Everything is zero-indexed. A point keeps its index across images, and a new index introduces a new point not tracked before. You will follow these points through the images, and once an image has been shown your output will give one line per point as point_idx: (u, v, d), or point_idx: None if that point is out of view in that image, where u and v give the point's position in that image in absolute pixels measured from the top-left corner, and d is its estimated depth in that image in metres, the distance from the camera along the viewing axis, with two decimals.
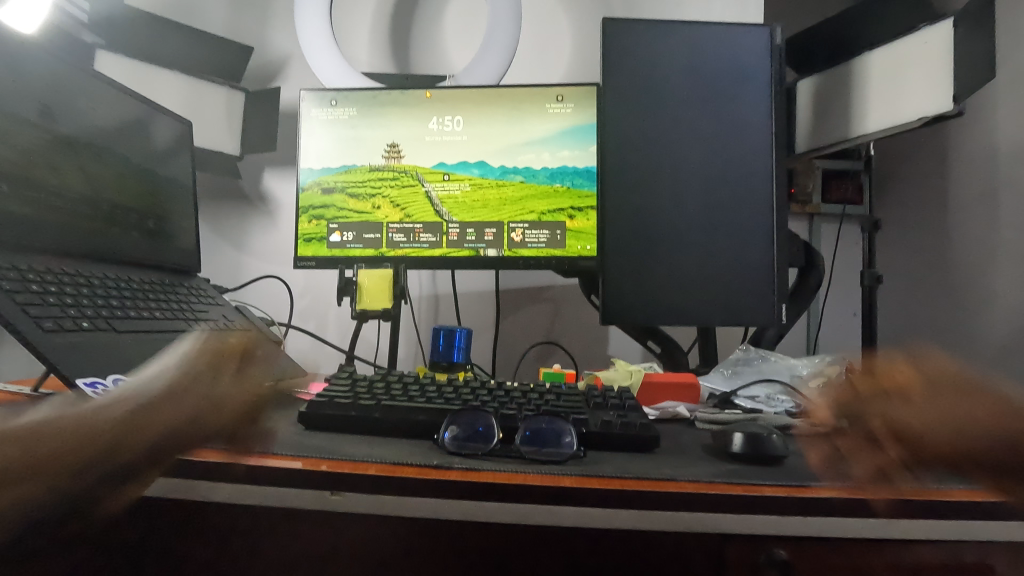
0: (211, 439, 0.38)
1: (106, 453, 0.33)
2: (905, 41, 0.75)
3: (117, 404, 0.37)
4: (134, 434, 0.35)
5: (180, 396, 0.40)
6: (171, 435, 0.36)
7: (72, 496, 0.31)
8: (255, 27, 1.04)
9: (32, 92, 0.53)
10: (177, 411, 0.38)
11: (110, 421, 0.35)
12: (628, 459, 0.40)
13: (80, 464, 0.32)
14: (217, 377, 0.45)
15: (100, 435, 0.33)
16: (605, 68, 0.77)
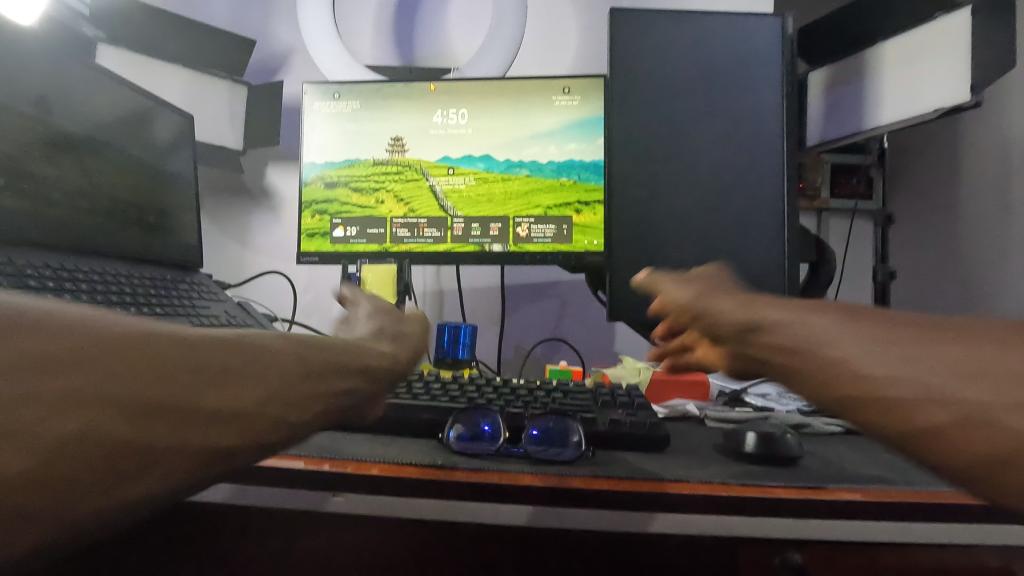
0: (354, 413, 0.33)
1: (287, 421, 0.27)
2: (921, 30, 0.73)
3: (304, 347, 0.30)
4: (308, 389, 0.29)
5: (351, 359, 0.33)
6: (332, 403, 0.30)
7: (237, 457, 0.25)
8: (257, 21, 1.03)
9: (28, 83, 0.52)
10: (345, 385, 0.32)
11: (293, 364, 0.28)
12: (638, 459, 0.39)
13: (263, 428, 0.26)
14: (385, 356, 0.38)
15: (283, 383, 0.27)
16: (613, 59, 0.76)
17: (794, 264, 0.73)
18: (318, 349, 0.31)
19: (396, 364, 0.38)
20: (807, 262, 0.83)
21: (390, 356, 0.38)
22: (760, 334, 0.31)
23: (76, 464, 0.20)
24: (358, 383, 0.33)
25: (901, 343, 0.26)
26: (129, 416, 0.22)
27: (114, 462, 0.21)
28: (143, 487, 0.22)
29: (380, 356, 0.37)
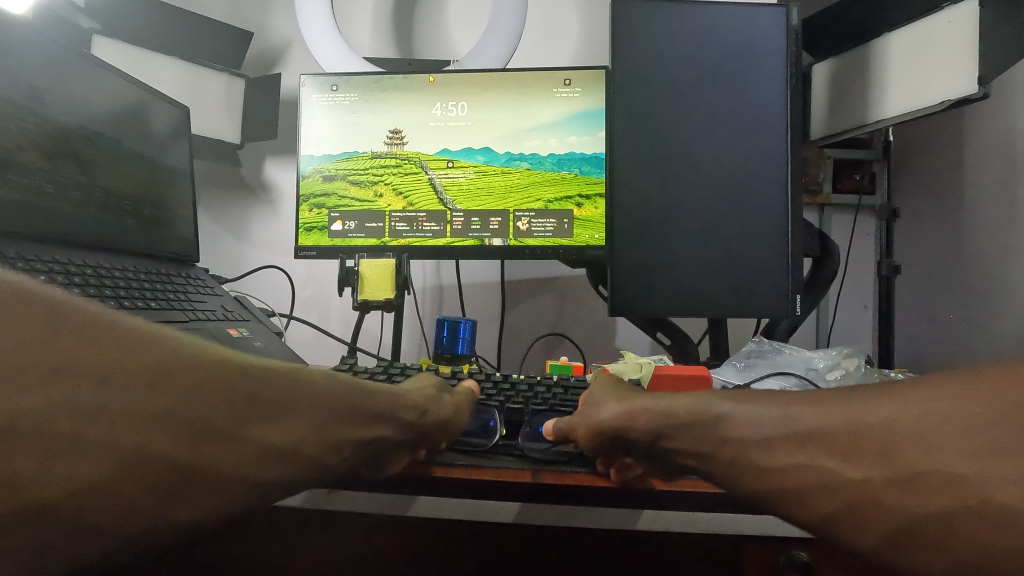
0: (392, 457, 0.36)
1: (317, 460, 0.32)
2: (927, 21, 0.72)
3: (350, 390, 0.35)
4: (345, 431, 0.33)
5: (397, 404, 0.37)
6: (367, 448, 0.34)
7: (271, 491, 0.30)
8: (255, 12, 1.02)
9: (21, 73, 0.52)
10: (386, 432, 0.36)
11: (332, 408, 0.33)
12: (641, 455, 0.38)
13: (295, 465, 0.30)
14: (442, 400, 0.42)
15: (319, 424, 0.32)
16: (614, 51, 0.75)
17: (798, 259, 0.72)
18: (363, 392, 0.36)
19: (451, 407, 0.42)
20: (810, 256, 0.82)
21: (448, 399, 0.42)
22: (670, 436, 0.34)
23: (153, 471, 0.26)
24: (405, 430, 0.37)
25: (837, 434, 0.28)
26: (192, 439, 0.27)
27: (176, 478, 0.26)
28: (193, 507, 0.27)
29: (431, 402, 0.41)
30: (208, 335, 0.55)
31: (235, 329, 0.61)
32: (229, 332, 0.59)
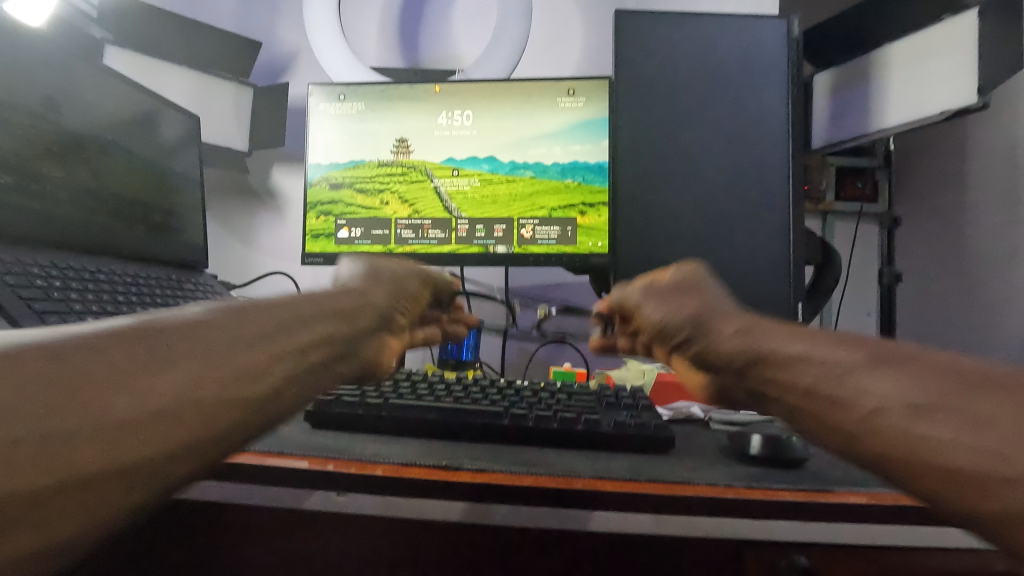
0: (341, 350, 0.34)
1: (246, 393, 0.26)
2: (927, 33, 0.73)
3: (234, 312, 0.29)
4: (254, 353, 0.28)
5: (303, 309, 0.33)
6: (299, 362, 0.30)
7: (211, 447, 0.25)
8: (264, 23, 1.04)
9: (40, 84, 0.53)
10: (309, 338, 0.32)
11: (225, 333, 0.28)
12: (644, 461, 0.38)
13: (222, 407, 0.25)
14: (359, 296, 0.39)
15: (219, 354, 0.26)
16: (618, 61, 0.76)
17: (800, 267, 0.72)
18: (256, 309, 0.30)
19: (378, 303, 0.41)
20: (812, 264, 0.83)
21: (370, 295, 0.41)
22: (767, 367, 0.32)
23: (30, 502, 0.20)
24: (326, 329, 0.33)
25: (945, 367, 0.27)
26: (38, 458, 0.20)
27: (43, 505, 0.20)
28: (107, 510, 0.22)
29: (345, 297, 0.38)
30: None
31: None
32: None
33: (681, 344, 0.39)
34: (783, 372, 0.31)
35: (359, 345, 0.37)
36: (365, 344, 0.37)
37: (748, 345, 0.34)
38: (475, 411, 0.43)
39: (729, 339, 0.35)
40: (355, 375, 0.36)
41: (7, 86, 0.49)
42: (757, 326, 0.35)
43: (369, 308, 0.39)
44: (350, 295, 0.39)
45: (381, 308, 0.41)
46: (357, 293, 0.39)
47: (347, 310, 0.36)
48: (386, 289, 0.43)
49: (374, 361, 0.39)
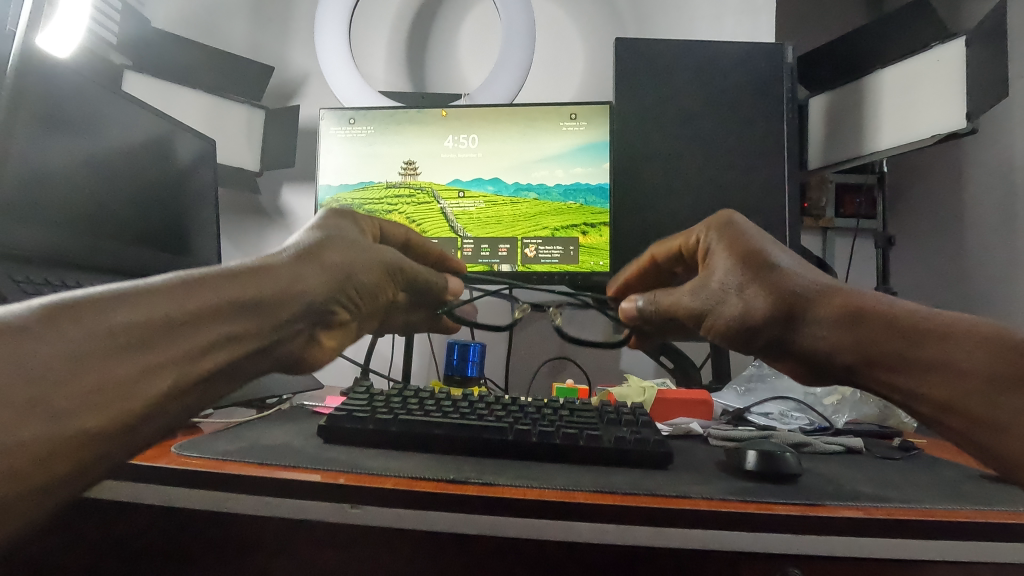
0: (254, 337, 0.34)
1: (114, 420, 0.28)
2: (917, 60, 0.76)
3: (106, 316, 0.29)
4: (125, 368, 0.28)
5: (199, 304, 0.32)
6: (184, 373, 0.31)
7: (74, 479, 0.26)
8: (277, 49, 1.08)
9: (66, 112, 0.55)
10: (201, 343, 0.31)
11: (97, 346, 0.28)
12: (643, 476, 0.40)
13: (83, 439, 0.26)
14: (293, 280, 0.37)
15: (87, 374, 0.27)
16: (618, 86, 0.79)
17: None
18: (141, 308, 0.30)
19: (320, 288, 0.39)
20: None
21: (315, 278, 0.38)
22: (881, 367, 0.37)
23: None
24: (226, 328, 0.33)
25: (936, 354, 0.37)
26: None
27: None
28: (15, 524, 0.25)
29: (272, 280, 0.36)
30: None
31: None
32: None
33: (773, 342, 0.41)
34: (900, 378, 0.36)
35: (274, 337, 0.36)
36: (284, 337, 0.37)
37: (861, 346, 0.37)
38: (480, 427, 0.44)
39: (841, 340, 0.38)
40: (266, 366, 0.37)
41: (35, 114, 0.52)
42: (853, 308, 0.38)
43: (298, 296, 0.37)
44: (280, 276, 0.37)
45: (320, 296, 0.39)
46: (290, 272, 0.37)
47: (268, 302, 0.35)
48: (338, 272, 0.40)
49: (296, 350, 0.39)
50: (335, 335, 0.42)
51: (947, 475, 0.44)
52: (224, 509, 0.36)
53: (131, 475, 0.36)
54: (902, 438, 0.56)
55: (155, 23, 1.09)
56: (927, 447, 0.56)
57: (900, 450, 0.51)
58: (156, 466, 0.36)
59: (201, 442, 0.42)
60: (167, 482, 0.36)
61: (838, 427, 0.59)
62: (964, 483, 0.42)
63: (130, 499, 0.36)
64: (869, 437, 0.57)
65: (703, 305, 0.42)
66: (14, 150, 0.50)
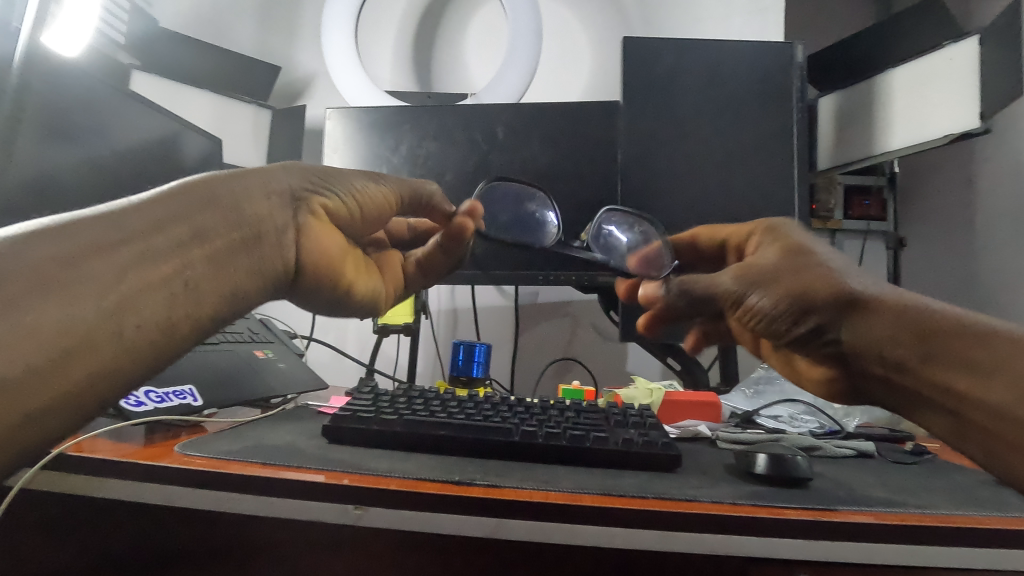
0: (229, 231, 0.34)
1: (90, 310, 0.28)
2: (929, 58, 0.76)
3: (69, 225, 0.30)
4: (95, 262, 0.29)
5: (160, 208, 0.33)
6: (152, 266, 0.31)
7: (45, 384, 0.27)
8: (285, 50, 1.09)
9: (73, 110, 0.55)
10: (167, 239, 0.32)
11: (64, 248, 0.29)
12: (650, 479, 0.39)
13: (57, 326, 0.27)
14: (260, 172, 0.38)
15: (60, 269, 0.28)
16: (625, 84, 0.78)
17: None
18: (108, 218, 0.31)
19: (283, 181, 0.38)
20: None
21: (282, 171, 0.39)
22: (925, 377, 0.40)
23: None
24: (192, 223, 0.33)
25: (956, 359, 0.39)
26: None
27: None
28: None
29: (240, 175, 0.36)
30: (235, 357, 0.59)
31: (260, 350, 0.64)
32: (255, 354, 0.62)
33: (811, 334, 0.47)
34: (965, 382, 0.38)
35: (254, 229, 0.35)
36: (264, 227, 0.36)
37: (909, 331, 0.41)
38: (486, 428, 0.44)
39: (879, 327, 0.42)
40: (252, 262, 0.35)
41: (40, 113, 0.51)
42: (903, 307, 0.42)
43: (268, 185, 0.37)
44: (246, 171, 0.37)
45: (284, 181, 0.38)
46: (260, 172, 0.38)
47: (237, 193, 0.35)
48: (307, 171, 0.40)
49: (288, 244, 0.37)
50: (332, 230, 0.41)
51: (963, 480, 0.43)
52: (226, 509, 0.35)
53: (133, 475, 0.36)
54: (914, 442, 0.55)
55: (163, 23, 1.10)
56: (940, 451, 0.55)
57: (913, 454, 0.51)
58: (159, 464, 0.36)
59: (204, 442, 0.42)
60: (168, 481, 0.35)
61: (849, 430, 0.58)
62: (981, 488, 0.41)
63: (132, 498, 0.36)
64: (880, 441, 0.56)
65: (749, 290, 0.49)
66: (19, 147, 0.50)
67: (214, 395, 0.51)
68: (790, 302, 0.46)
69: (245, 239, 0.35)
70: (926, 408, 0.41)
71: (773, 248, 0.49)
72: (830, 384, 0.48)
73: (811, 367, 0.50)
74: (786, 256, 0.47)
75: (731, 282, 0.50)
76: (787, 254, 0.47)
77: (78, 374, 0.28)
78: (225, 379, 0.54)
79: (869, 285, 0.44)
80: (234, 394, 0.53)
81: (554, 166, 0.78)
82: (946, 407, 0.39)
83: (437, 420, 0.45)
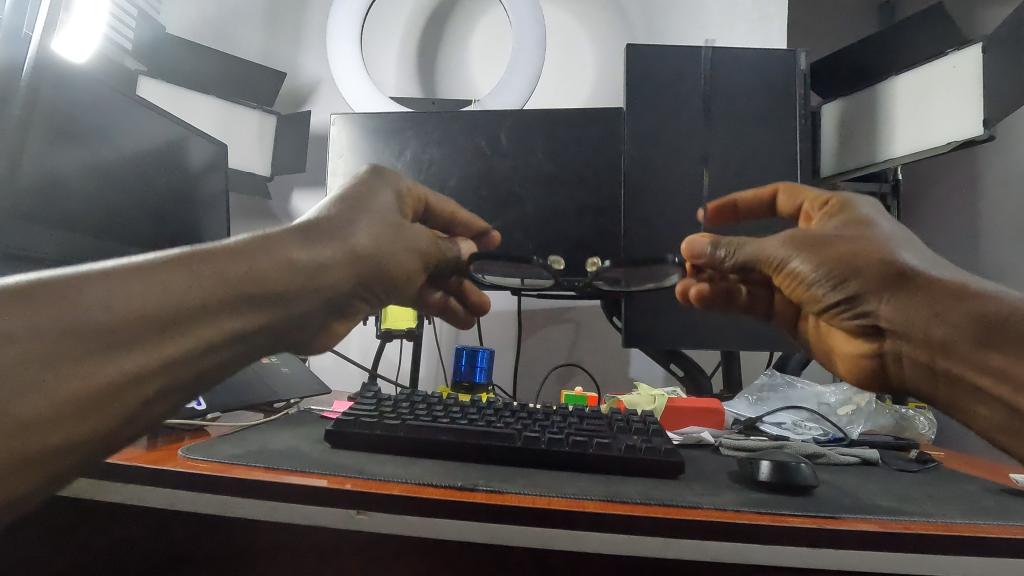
0: (259, 333, 0.34)
1: (107, 424, 0.28)
2: (932, 66, 0.76)
3: (101, 304, 0.28)
4: (117, 368, 0.28)
5: (204, 300, 0.31)
6: (176, 375, 0.30)
7: (37, 493, 0.26)
8: (291, 56, 1.10)
9: (80, 115, 0.55)
10: (198, 346, 0.31)
11: (89, 353, 0.27)
12: (652, 486, 0.39)
13: (53, 451, 0.26)
14: (309, 263, 0.37)
15: (78, 384, 0.27)
16: (629, 91, 0.78)
17: None
18: (149, 301, 0.29)
19: (325, 275, 0.38)
20: None
21: (334, 263, 0.39)
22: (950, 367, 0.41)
23: None
24: (226, 325, 0.32)
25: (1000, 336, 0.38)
26: None
27: None
28: None
29: (284, 265, 0.36)
30: None
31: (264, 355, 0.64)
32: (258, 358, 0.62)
33: (840, 304, 0.45)
34: (1001, 360, 0.38)
35: (278, 330, 0.36)
36: (287, 326, 0.36)
37: (951, 316, 0.40)
38: (489, 434, 0.44)
39: (925, 306, 0.41)
40: (262, 355, 0.36)
41: (48, 118, 0.52)
42: (954, 284, 0.40)
43: (313, 282, 0.37)
44: (295, 258, 0.36)
45: (327, 277, 0.38)
46: (306, 257, 0.37)
47: (279, 291, 0.35)
48: (357, 255, 0.41)
49: (304, 332, 0.39)
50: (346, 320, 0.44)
51: (969, 489, 0.43)
52: (228, 513, 0.35)
53: (137, 480, 0.36)
54: (919, 450, 0.55)
55: (171, 29, 1.11)
56: (944, 459, 0.55)
57: (918, 463, 0.50)
58: (163, 468, 0.36)
59: (207, 446, 0.42)
60: (170, 485, 0.36)
61: (853, 437, 0.58)
62: (987, 497, 0.41)
63: (134, 501, 0.36)
64: (885, 449, 0.56)
65: (792, 252, 0.46)
66: (28, 152, 0.50)
67: (218, 399, 0.52)
68: (832, 267, 0.44)
69: (263, 339, 0.35)
70: (972, 402, 0.40)
71: (836, 218, 0.46)
72: (859, 361, 0.47)
73: (844, 344, 0.49)
74: (844, 225, 0.45)
75: (777, 248, 0.47)
76: (849, 225, 0.45)
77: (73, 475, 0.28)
78: (229, 383, 0.55)
79: (916, 259, 0.42)
80: (239, 399, 0.54)
81: (557, 172, 0.79)
82: (996, 395, 0.39)
83: (440, 425, 0.45)
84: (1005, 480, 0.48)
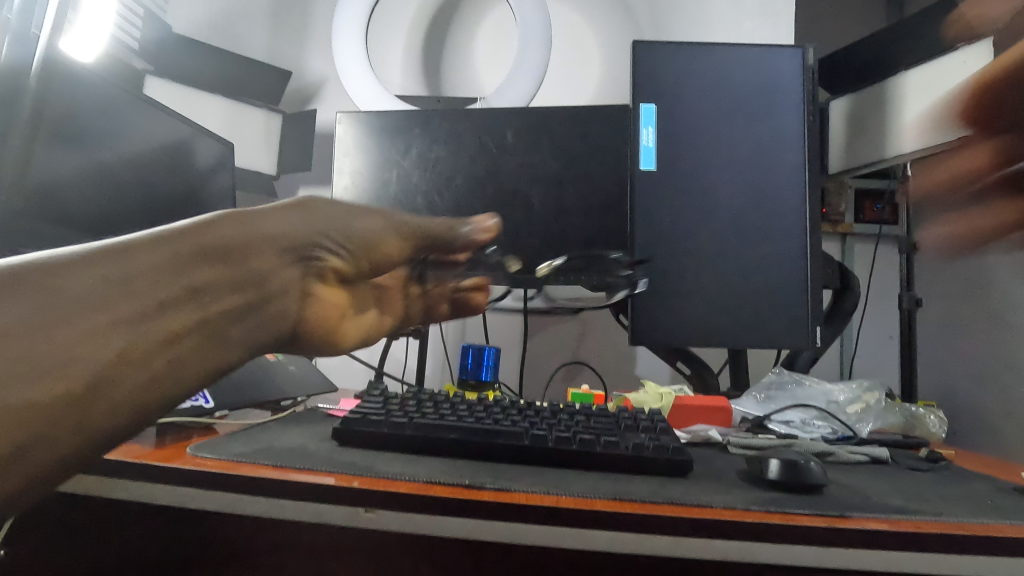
0: (241, 289, 0.31)
1: (73, 387, 0.24)
2: (942, 61, 0.75)
3: (57, 265, 0.26)
4: (78, 324, 0.25)
5: (171, 254, 0.29)
6: (150, 333, 0.27)
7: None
8: (298, 55, 1.10)
9: (88, 115, 0.56)
10: (167, 299, 0.28)
11: (44, 308, 0.25)
12: (661, 484, 0.39)
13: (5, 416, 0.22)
14: (276, 218, 0.34)
15: (35, 341, 0.24)
16: (636, 89, 0.78)
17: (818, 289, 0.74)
18: (111, 261, 0.27)
19: (301, 231, 0.35)
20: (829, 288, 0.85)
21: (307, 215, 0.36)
22: None
23: None
24: (198, 277, 0.30)
25: None
26: None
27: None
28: None
29: (256, 221, 0.33)
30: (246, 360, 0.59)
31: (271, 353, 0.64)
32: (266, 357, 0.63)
33: None
34: None
35: (259, 292, 0.33)
36: (270, 288, 0.33)
37: None
38: (496, 433, 0.43)
39: None
40: (256, 328, 0.33)
41: (56, 119, 0.52)
42: None
43: (292, 235, 0.35)
44: (266, 215, 0.34)
45: (305, 233, 0.36)
46: (278, 211, 0.35)
47: (252, 243, 0.33)
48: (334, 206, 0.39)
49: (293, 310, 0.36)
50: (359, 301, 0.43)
51: (980, 488, 0.43)
52: (236, 510, 0.35)
53: (145, 479, 0.36)
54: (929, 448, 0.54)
55: (177, 29, 1.11)
56: (955, 458, 0.54)
57: (928, 461, 0.50)
58: (173, 466, 0.36)
59: (216, 443, 0.42)
60: (179, 483, 0.36)
61: (862, 436, 0.58)
62: (1000, 497, 0.40)
63: (143, 499, 0.36)
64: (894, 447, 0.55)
65: None
66: (37, 152, 0.50)
67: (226, 397, 0.52)
68: None
69: (249, 300, 0.32)
70: None
71: None
72: None
73: None
74: None
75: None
76: None
77: (43, 462, 0.24)
78: (237, 381, 0.55)
79: None
80: (246, 397, 0.54)
81: (563, 170, 0.78)
82: None
83: (447, 423, 0.45)
84: (1017, 480, 0.47)
